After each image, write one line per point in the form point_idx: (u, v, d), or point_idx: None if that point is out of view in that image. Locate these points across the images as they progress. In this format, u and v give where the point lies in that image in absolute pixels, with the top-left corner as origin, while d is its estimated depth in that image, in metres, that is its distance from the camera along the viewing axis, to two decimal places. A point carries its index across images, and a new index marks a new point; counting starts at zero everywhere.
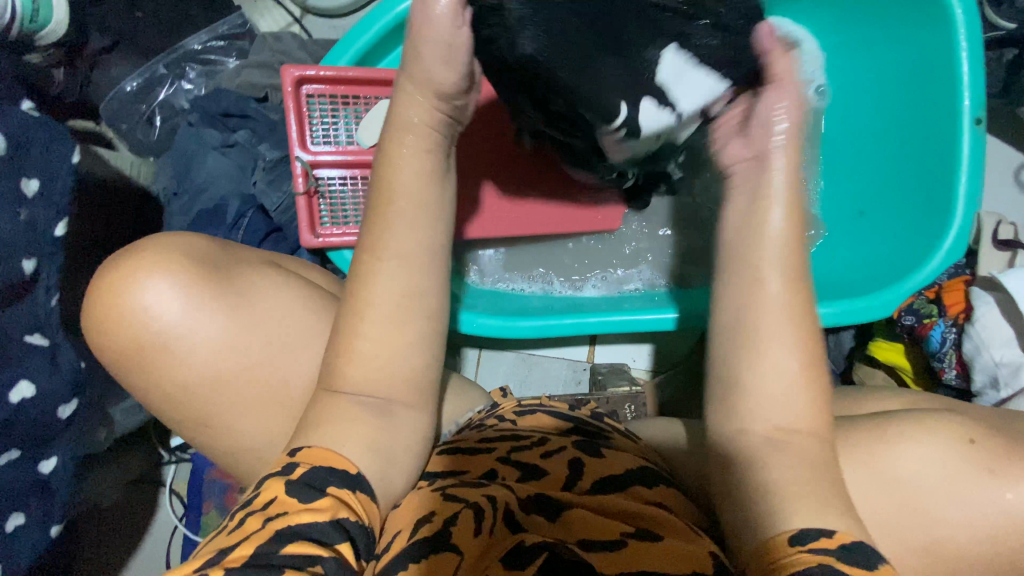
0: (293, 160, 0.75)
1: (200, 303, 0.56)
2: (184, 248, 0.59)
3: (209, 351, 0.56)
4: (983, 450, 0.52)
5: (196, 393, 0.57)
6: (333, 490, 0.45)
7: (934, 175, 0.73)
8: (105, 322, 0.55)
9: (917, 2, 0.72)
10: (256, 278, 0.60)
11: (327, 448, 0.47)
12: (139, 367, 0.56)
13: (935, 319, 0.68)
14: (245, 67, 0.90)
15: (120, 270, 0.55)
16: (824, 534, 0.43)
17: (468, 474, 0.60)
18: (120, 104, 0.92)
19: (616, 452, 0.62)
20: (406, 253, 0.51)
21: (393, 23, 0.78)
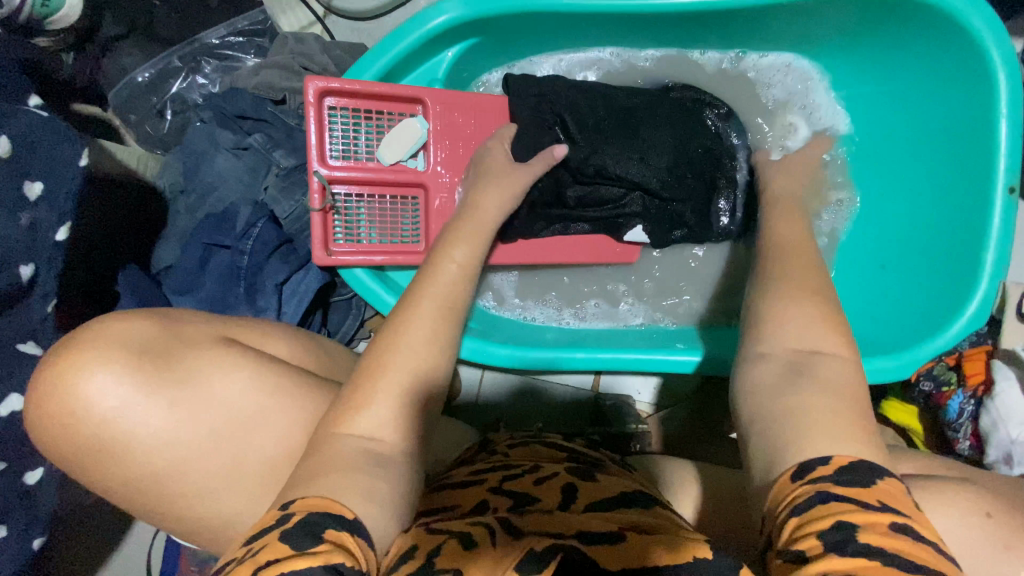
0: (310, 174, 0.72)
1: (145, 401, 0.49)
2: (123, 337, 0.51)
3: (158, 447, 0.50)
4: (999, 525, 0.52)
5: (149, 491, 0.51)
6: (330, 536, 0.42)
7: (962, 237, 0.72)
8: (45, 426, 0.48)
9: (959, 60, 0.71)
10: (203, 361, 0.53)
11: (329, 496, 0.45)
12: (86, 469, 0.50)
13: (953, 389, 0.68)
14: (264, 68, 0.87)
15: (55, 369, 0.48)
16: (825, 459, 0.41)
17: (461, 507, 0.58)
18: (131, 94, 0.89)
19: (609, 478, 0.62)
20: (441, 302, 0.59)
21: (426, 38, 0.75)
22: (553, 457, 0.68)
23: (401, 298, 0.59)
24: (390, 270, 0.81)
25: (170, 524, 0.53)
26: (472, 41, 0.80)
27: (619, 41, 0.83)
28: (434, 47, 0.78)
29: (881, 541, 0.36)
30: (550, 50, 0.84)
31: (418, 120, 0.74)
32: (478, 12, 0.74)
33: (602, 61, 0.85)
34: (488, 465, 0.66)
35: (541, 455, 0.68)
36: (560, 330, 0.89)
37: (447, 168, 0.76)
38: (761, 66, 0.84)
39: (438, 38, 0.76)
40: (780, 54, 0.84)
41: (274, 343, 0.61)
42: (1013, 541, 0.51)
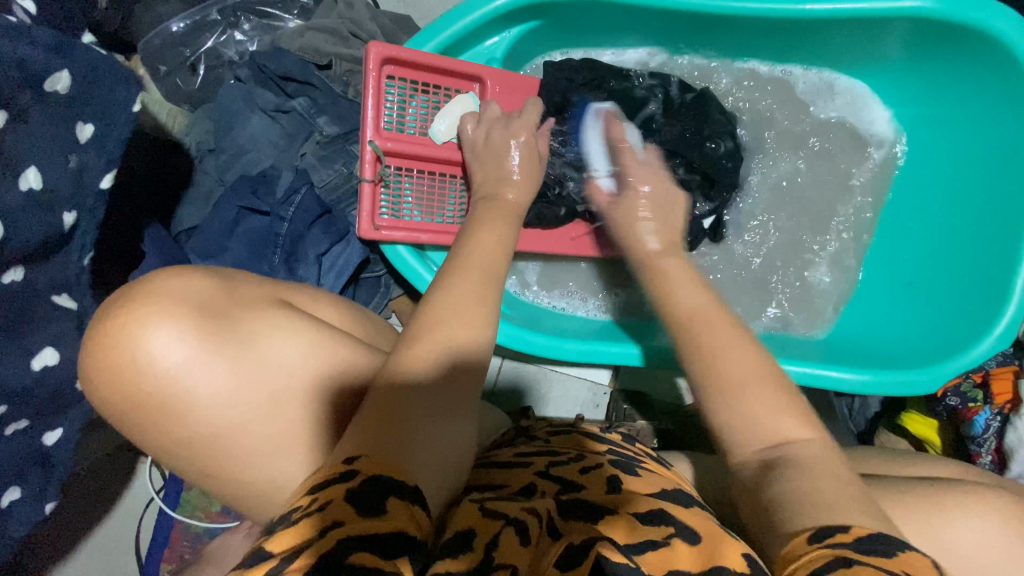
0: (364, 144, 0.70)
1: (209, 358, 0.47)
2: (187, 292, 0.48)
3: (220, 406, 0.47)
4: None
5: (202, 451, 0.48)
6: (394, 505, 0.39)
7: (994, 261, 0.74)
8: (104, 377, 0.46)
9: (1006, 90, 0.74)
10: (269, 318, 0.51)
11: (386, 456, 0.42)
12: (138, 423, 0.47)
13: (981, 405, 0.70)
14: (311, 31, 0.83)
15: (120, 319, 0.46)
16: (839, 529, 0.39)
17: (508, 487, 0.57)
18: (162, 44, 0.84)
19: (651, 475, 0.62)
20: (474, 291, 0.56)
21: (490, 16, 0.73)
22: (591, 447, 0.67)
23: (433, 285, 0.57)
24: (428, 250, 0.79)
25: (214, 485, 0.51)
26: (533, 24, 0.78)
27: (678, 39, 0.83)
28: (494, 26, 0.77)
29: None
30: (606, 42, 0.84)
31: (472, 97, 0.75)
32: None
33: (656, 59, 0.85)
34: (530, 449, 0.66)
35: (579, 442, 0.68)
36: (590, 322, 0.89)
37: (435, 163, 0.75)
38: (795, 77, 0.86)
39: (500, 18, 0.75)
40: (817, 69, 0.86)
41: (322, 312, 0.59)
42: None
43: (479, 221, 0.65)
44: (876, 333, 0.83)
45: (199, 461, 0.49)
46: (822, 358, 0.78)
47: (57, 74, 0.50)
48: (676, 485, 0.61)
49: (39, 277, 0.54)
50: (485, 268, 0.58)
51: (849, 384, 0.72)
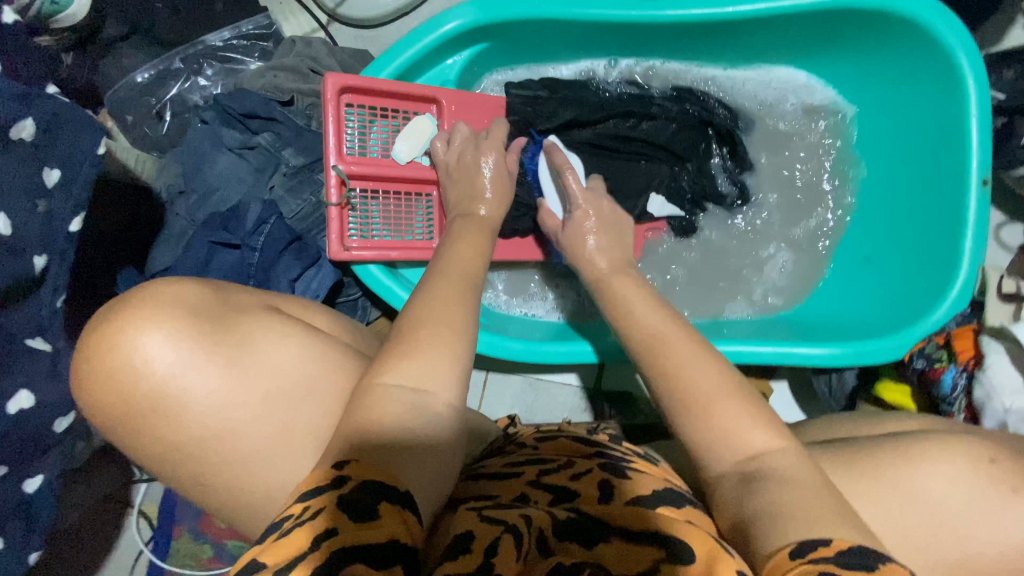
0: (328, 170, 0.72)
1: (201, 360, 0.48)
2: (181, 297, 0.50)
3: (217, 408, 0.49)
4: (1003, 470, 0.54)
5: (196, 454, 0.49)
6: (386, 511, 0.40)
7: (941, 228, 0.78)
8: (99, 381, 0.47)
9: (931, 70, 0.78)
10: (264, 323, 0.53)
11: (376, 465, 0.44)
12: (133, 428, 0.48)
13: (947, 364, 0.72)
14: (272, 71, 0.87)
15: (114, 323, 0.47)
16: (820, 543, 0.41)
17: (500, 497, 0.57)
18: (128, 95, 0.87)
19: (640, 474, 0.62)
20: (447, 295, 0.57)
21: (439, 41, 0.77)
22: (582, 451, 0.67)
23: (415, 294, 0.58)
24: (401, 267, 0.81)
25: (203, 495, 0.51)
26: (483, 46, 0.82)
27: (623, 48, 0.87)
28: (446, 51, 0.81)
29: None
30: (553, 57, 0.88)
31: (428, 117, 0.78)
32: (492, 17, 0.76)
33: (602, 68, 0.89)
34: (522, 457, 0.66)
35: (569, 447, 0.68)
36: (567, 325, 0.90)
37: (400, 183, 0.78)
38: (738, 72, 0.90)
39: (451, 42, 0.79)
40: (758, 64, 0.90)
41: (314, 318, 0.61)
42: (1018, 481, 0.53)
43: (455, 239, 0.67)
44: (840, 309, 0.86)
45: (187, 470, 0.49)
46: (793, 338, 0.80)
47: (23, 122, 0.51)
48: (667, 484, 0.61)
49: (12, 321, 0.54)
50: (461, 279, 0.60)
51: (821, 359, 0.74)
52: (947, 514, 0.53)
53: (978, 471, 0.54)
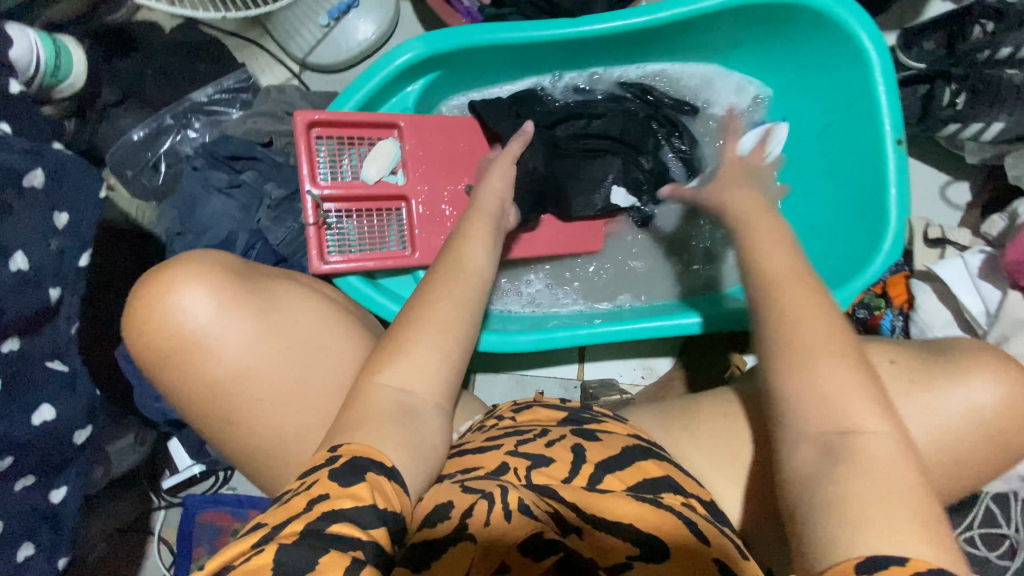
0: (304, 195, 0.81)
1: (235, 309, 0.63)
2: (219, 262, 0.66)
3: (247, 348, 0.63)
4: (905, 366, 0.59)
5: (226, 385, 0.63)
6: (369, 476, 0.49)
7: (869, 188, 0.84)
8: (153, 323, 0.62)
9: (836, 49, 0.86)
10: (286, 286, 0.70)
11: (368, 444, 0.52)
12: (178, 362, 0.62)
13: (884, 310, 0.77)
14: (252, 117, 0.97)
15: (168, 278, 0.62)
16: (893, 561, 0.40)
17: (483, 467, 0.62)
18: (127, 152, 0.97)
19: (610, 436, 0.68)
20: (440, 290, 0.63)
21: (394, 73, 0.87)
22: (559, 418, 0.74)
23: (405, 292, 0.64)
24: (380, 277, 0.89)
25: (231, 432, 0.65)
26: (435, 74, 0.92)
27: (562, 62, 0.96)
28: (402, 81, 0.90)
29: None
30: (503, 77, 0.97)
31: (392, 141, 0.86)
32: (439, 48, 0.86)
33: (546, 82, 0.99)
34: (500, 430, 0.71)
35: (546, 417, 0.74)
36: (537, 317, 0.96)
37: (369, 200, 0.86)
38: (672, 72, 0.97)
39: (405, 73, 0.88)
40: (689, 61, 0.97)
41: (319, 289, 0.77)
42: (917, 376, 0.58)
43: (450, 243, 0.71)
44: None
45: (220, 401, 0.63)
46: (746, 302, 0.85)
47: (33, 171, 0.61)
48: (633, 440, 0.68)
49: (33, 345, 0.62)
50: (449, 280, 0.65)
51: None
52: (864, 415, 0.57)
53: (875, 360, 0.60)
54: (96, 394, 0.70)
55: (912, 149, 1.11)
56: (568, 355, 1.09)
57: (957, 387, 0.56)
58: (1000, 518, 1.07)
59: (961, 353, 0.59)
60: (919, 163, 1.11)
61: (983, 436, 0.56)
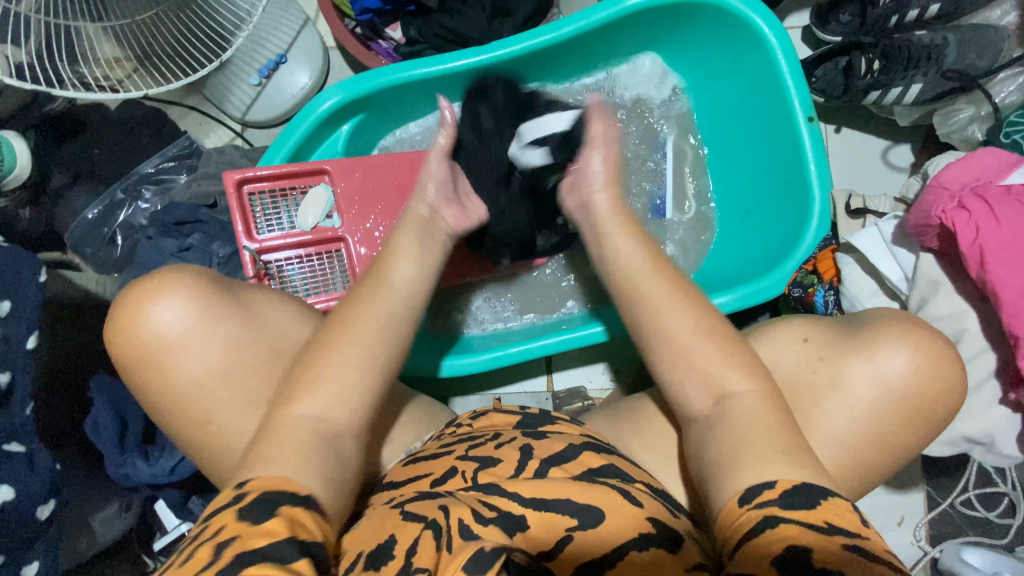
0: (241, 250, 0.84)
1: (216, 314, 0.60)
2: (207, 270, 0.64)
3: (225, 352, 0.60)
4: (814, 345, 0.65)
5: (202, 387, 0.60)
6: (285, 509, 0.46)
7: (792, 167, 0.85)
8: (130, 324, 0.59)
9: (738, 38, 0.87)
10: (278, 303, 0.66)
11: (272, 475, 0.49)
12: (154, 362, 0.59)
13: (816, 287, 0.77)
14: (196, 180, 1.01)
15: (151, 282, 0.60)
16: (768, 488, 0.50)
17: (433, 474, 0.63)
18: (84, 230, 1.02)
19: (560, 434, 0.68)
20: (354, 328, 0.59)
21: (318, 120, 0.90)
22: (515, 421, 0.71)
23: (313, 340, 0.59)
24: None
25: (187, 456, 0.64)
26: (360, 117, 0.95)
27: None
28: (329, 127, 0.93)
29: (830, 554, 0.45)
30: (429, 108, 1.00)
31: (324, 187, 0.88)
32: (357, 91, 0.89)
33: None
34: (456, 437, 0.69)
35: (502, 421, 0.72)
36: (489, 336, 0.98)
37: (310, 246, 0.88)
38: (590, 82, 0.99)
39: (330, 119, 0.92)
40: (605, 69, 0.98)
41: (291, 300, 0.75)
42: (827, 351, 0.64)
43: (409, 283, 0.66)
44: (734, 262, 0.91)
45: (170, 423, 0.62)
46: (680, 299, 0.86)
47: None
48: (583, 439, 0.67)
49: None
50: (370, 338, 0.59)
51: None
52: (790, 395, 0.63)
53: (794, 336, 0.66)
54: (58, 469, 0.72)
55: (847, 119, 1.12)
56: (535, 368, 1.09)
57: (868, 360, 0.62)
58: (996, 476, 1.04)
59: (878, 321, 0.64)
60: (856, 133, 1.12)
61: (897, 406, 0.61)
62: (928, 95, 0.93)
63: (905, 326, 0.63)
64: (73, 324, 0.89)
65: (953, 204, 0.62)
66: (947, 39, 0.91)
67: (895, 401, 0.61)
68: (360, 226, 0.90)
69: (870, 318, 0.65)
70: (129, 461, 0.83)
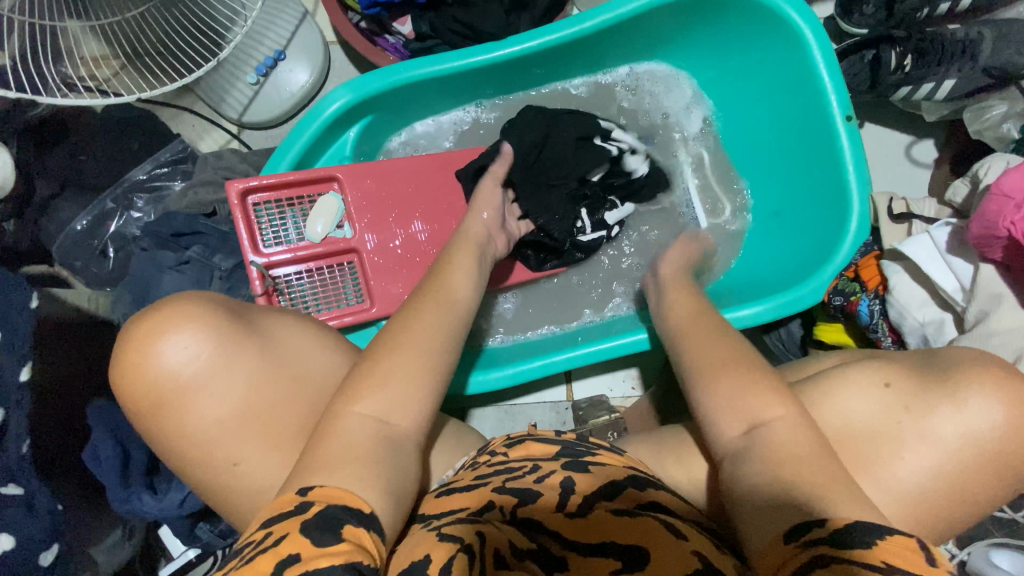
0: (248, 266, 0.78)
1: (232, 348, 0.55)
2: (217, 300, 0.59)
3: (243, 389, 0.55)
4: (898, 391, 0.61)
5: (219, 428, 0.54)
6: (348, 533, 0.44)
7: (827, 168, 0.81)
8: (139, 361, 0.54)
9: (770, 32, 0.82)
10: (304, 337, 0.60)
11: (340, 486, 0.47)
12: (165, 402, 0.54)
13: (860, 295, 0.75)
14: (193, 188, 0.95)
15: (159, 316, 0.55)
16: (817, 525, 0.45)
17: (467, 509, 0.57)
18: (72, 243, 0.95)
19: (602, 468, 0.61)
20: (406, 362, 0.55)
21: (325, 124, 0.84)
22: (554, 449, 0.64)
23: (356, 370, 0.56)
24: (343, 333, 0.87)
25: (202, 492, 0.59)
26: (369, 119, 0.89)
27: (498, 87, 0.93)
28: (336, 131, 0.88)
29: None
30: (440, 109, 0.94)
31: (334, 195, 0.83)
32: (366, 92, 0.83)
33: (485, 106, 0.96)
34: (490, 468, 0.63)
35: (539, 450, 0.65)
36: (515, 347, 0.92)
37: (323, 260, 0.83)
38: (610, 79, 0.94)
39: (337, 123, 0.86)
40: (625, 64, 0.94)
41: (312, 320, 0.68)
42: (912, 402, 0.60)
43: (440, 305, 0.61)
44: (766, 267, 0.88)
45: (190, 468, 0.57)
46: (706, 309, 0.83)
47: None
48: (627, 473, 0.61)
49: None
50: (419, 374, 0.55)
51: (747, 319, 0.76)
52: None
53: (871, 379, 0.63)
54: (60, 509, 0.67)
55: (871, 115, 1.08)
56: (554, 378, 1.05)
57: (959, 412, 0.57)
58: None
59: (963, 365, 0.60)
60: (879, 128, 1.08)
61: (983, 460, 0.57)
62: (963, 91, 0.89)
63: (997, 372, 0.58)
64: (68, 346, 0.83)
65: (1022, 215, 0.58)
66: (982, 34, 0.88)
67: (981, 457, 0.57)
68: (376, 235, 0.85)
69: (951, 360, 0.62)
70: (135, 495, 0.77)
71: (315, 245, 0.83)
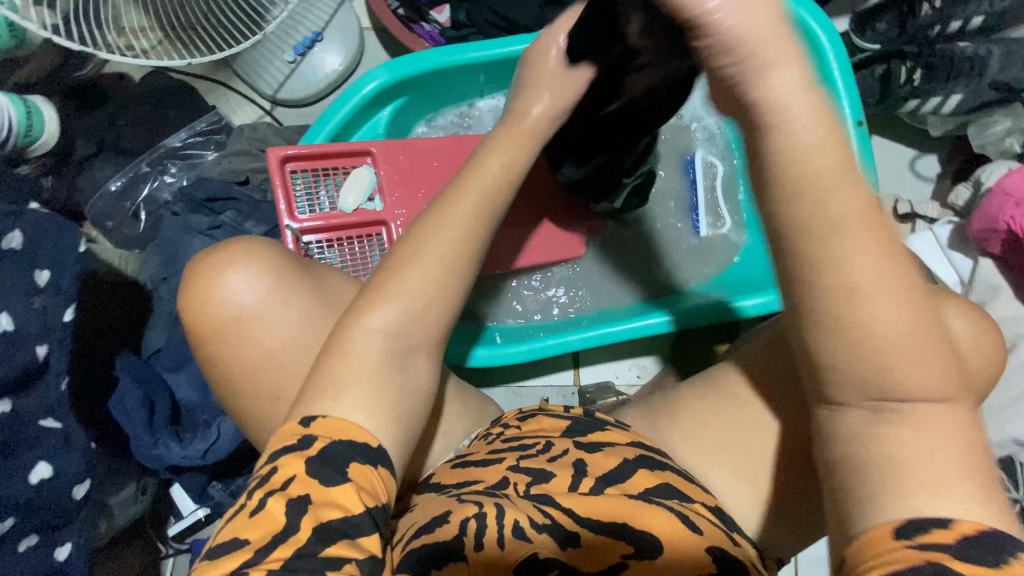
0: (283, 230, 0.83)
1: (288, 290, 0.58)
2: (277, 244, 0.62)
3: (295, 331, 0.58)
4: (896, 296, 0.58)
5: (269, 366, 0.58)
6: (354, 472, 0.45)
7: None
8: (202, 295, 0.57)
9: None
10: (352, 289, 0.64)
11: (342, 418, 0.47)
12: (221, 334, 0.57)
13: None
14: (227, 157, 0.99)
15: (225, 253, 0.58)
16: (937, 526, 0.38)
17: (484, 483, 0.57)
18: (106, 203, 0.98)
19: (613, 446, 0.61)
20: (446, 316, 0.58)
21: (363, 101, 0.88)
22: (563, 426, 0.65)
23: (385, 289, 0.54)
24: None
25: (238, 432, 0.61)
26: (402, 100, 0.93)
27: None
28: (372, 109, 0.92)
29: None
30: (470, 95, 0.99)
31: (366, 168, 0.86)
32: (403, 73, 0.87)
33: None
34: (505, 443, 0.64)
35: (551, 425, 0.66)
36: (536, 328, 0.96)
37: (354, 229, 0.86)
38: None
39: (374, 100, 0.90)
40: None
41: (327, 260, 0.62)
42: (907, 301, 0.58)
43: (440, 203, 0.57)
44: None
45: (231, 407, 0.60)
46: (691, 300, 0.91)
47: (10, 234, 0.63)
48: (637, 450, 0.60)
49: (24, 405, 0.63)
50: None
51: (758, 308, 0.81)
52: None
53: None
54: (91, 446, 0.70)
55: (880, 128, 1.13)
56: (562, 362, 1.09)
57: None
58: None
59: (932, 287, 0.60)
60: (887, 142, 1.13)
61: None
62: (968, 105, 0.94)
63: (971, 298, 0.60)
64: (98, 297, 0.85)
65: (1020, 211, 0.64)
66: (991, 51, 0.91)
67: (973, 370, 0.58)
68: (408, 208, 0.88)
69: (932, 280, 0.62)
70: (161, 441, 0.80)
71: (347, 215, 0.86)
